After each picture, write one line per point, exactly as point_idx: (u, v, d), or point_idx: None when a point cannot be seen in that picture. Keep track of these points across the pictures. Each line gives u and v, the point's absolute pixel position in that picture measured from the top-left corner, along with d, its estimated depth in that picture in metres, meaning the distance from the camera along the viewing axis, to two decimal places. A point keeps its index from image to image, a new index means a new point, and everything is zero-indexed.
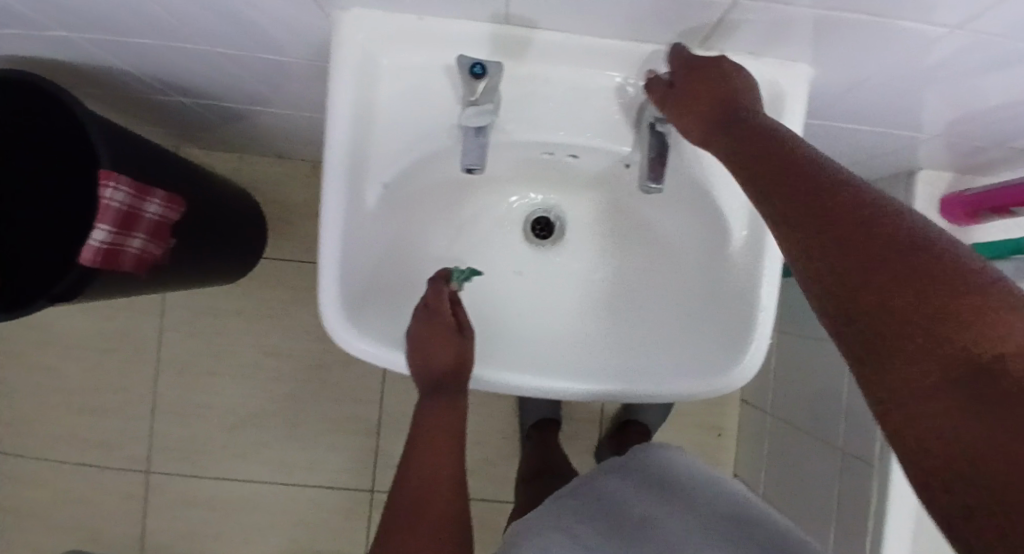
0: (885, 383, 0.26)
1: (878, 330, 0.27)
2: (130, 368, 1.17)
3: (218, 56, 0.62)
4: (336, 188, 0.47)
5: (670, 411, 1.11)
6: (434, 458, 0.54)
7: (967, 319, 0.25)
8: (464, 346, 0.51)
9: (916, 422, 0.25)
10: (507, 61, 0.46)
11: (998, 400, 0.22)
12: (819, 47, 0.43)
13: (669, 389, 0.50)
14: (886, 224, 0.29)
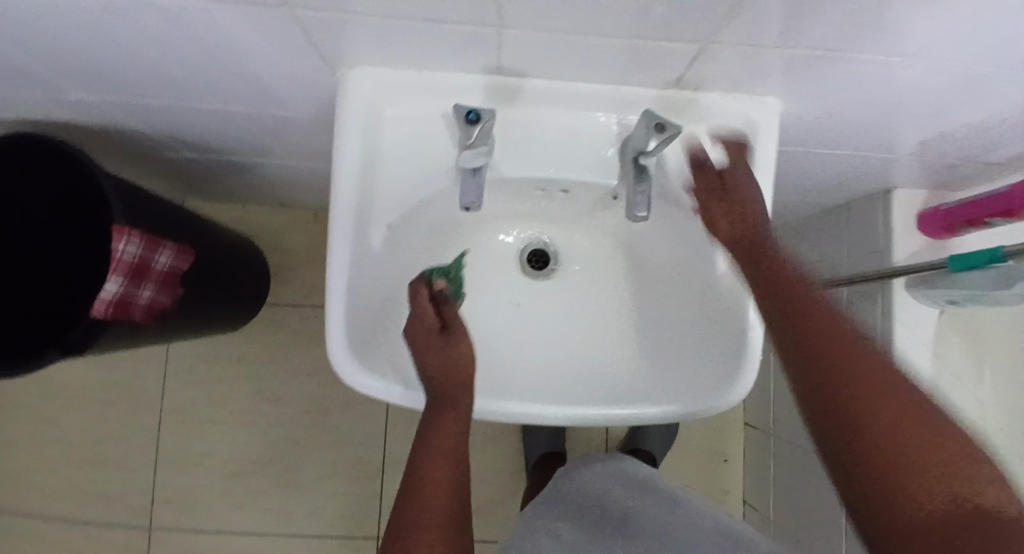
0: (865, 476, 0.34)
1: (856, 427, 0.35)
2: (133, 419, 1.17)
3: (229, 112, 0.66)
4: (344, 230, 0.50)
5: (675, 438, 1.11)
6: (433, 479, 0.47)
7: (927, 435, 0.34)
8: (450, 351, 0.49)
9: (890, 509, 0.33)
10: (501, 107, 0.50)
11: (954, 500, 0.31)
12: (786, 83, 0.47)
13: (670, 408, 0.51)
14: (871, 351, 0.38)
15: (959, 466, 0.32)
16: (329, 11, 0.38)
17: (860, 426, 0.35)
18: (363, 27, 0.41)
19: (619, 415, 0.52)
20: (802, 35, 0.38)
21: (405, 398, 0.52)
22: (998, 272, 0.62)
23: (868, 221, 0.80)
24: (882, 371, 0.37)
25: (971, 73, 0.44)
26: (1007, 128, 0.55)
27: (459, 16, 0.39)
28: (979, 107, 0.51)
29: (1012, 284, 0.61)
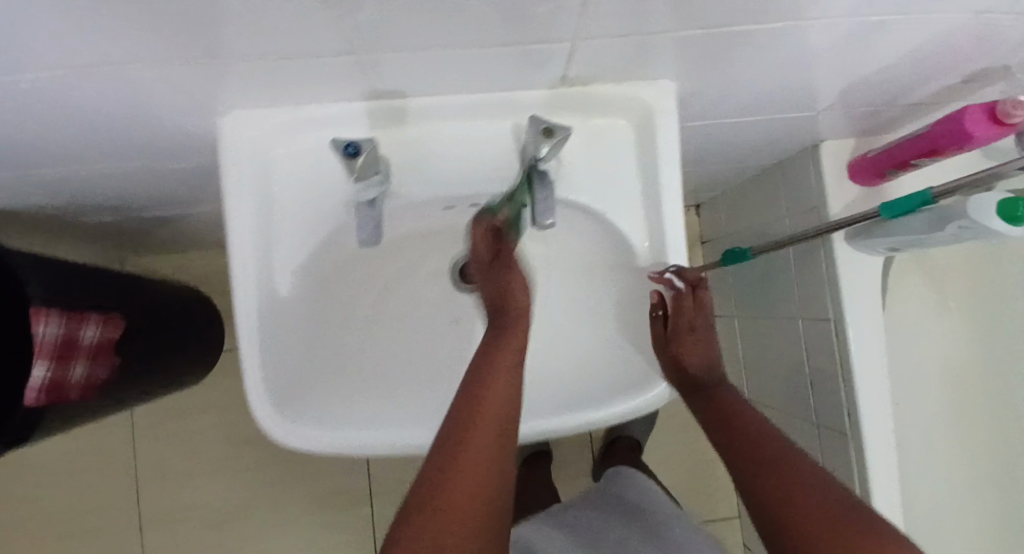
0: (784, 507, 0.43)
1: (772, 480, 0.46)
2: (108, 489, 1.13)
3: (124, 172, 0.62)
4: (247, 284, 0.47)
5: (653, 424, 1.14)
6: (491, 452, 0.41)
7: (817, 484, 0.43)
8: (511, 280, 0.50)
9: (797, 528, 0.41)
10: (387, 130, 0.47)
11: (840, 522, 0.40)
12: (677, 64, 0.44)
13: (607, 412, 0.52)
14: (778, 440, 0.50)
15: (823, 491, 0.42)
16: (164, 63, 0.35)
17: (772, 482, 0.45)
18: (214, 72, 0.38)
19: (572, 424, 0.52)
20: (676, 17, 0.36)
21: (339, 449, 0.49)
22: (930, 215, 0.59)
23: (803, 177, 0.79)
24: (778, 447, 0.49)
25: (860, 28, 0.42)
26: (917, 70, 0.54)
27: (308, 49, 0.36)
28: (883, 54, 0.49)
29: (943, 225, 0.57)
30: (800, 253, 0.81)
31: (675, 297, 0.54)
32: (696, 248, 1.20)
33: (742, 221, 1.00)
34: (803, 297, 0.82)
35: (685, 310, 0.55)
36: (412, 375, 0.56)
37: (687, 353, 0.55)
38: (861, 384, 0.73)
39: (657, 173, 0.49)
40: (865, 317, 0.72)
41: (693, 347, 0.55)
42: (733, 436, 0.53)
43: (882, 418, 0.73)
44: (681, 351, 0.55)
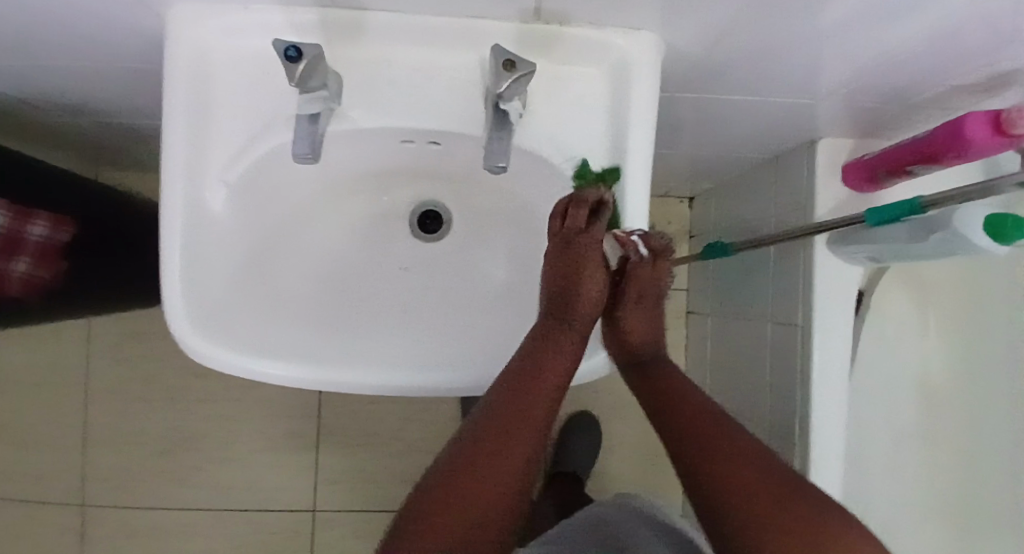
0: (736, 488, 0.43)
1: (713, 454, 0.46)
2: (58, 400, 1.12)
3: (80, 67, 0.59)
4: (173, 190, 0.44)
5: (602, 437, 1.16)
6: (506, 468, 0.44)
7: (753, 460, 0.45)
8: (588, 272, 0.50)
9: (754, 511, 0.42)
10: (342, 44, 0.44)
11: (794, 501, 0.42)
12: (662, 13, 0.41)
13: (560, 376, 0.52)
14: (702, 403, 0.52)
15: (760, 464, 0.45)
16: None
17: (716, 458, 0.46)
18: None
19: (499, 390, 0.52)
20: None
21: (257, 375, 0.46)
22: (914, 224, 0.55)
23: (795, 175, 0.75)
24: (705, 413, 0.50)
25: (866, 3, 0.38)
26: (926, 68, 0.50)
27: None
28: (889, 43, 0.46)
29: (926, 235, 0.53)
30: (779, 253, 0.78)
31: (635, 263, 0.53)
32: (684, 241, 1.17)
33: (731, 216, 0.97)
34: (776, 300, 0.79)
35: (641, 276, 0.54)
36: (349, 315, 0.53)
37: (629, 326, 0.56)
38: (818, 395, 0.71)
39: (624, 131, 0.46)
40: (833, 327, 0.70)
41: (639, 322, 0.56)
42: (664, 408, 0.53)
43: (832, 430, 0.71)
44: (624, 323, 0.56)
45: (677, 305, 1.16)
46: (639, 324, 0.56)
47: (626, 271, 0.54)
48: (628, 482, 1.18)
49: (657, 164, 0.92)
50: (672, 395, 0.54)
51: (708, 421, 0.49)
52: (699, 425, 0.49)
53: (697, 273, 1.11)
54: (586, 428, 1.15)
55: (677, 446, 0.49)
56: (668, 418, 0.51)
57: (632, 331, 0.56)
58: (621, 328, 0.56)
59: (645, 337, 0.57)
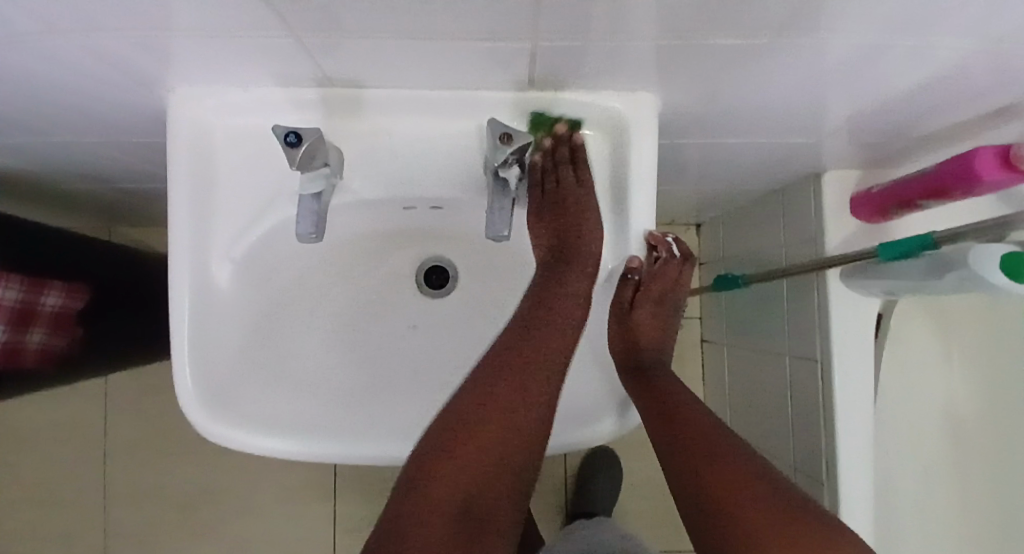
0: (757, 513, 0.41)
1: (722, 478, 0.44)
2: (77, 457, 1.13)
3: (94, 144, 0.60)
4: (179, 274, 0.44)
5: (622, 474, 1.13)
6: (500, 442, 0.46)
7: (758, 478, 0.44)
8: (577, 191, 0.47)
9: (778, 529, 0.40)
10: (342, 120, 0.45)
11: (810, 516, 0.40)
12: (659, 73, 0.40)
13: (559, 440, 0.49)
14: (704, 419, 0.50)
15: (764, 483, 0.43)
16: (99, 36, 0.32)
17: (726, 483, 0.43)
18: (158, 52, 0.35)
19: None
20: (661, 23, 0.31)
21: (268, 452, 0.47)
22: (928, 260, 0.54)
23: (802, 206, 0.74)
24: (703, 430, 0.48)
25: (867, 51, 0.37)
26: (935, 103, 0.49)
27: (245, 30, 0.32)
28: (893, 84, 0.45)
29: (943, 273, 0.52)
30: (792, 285, 0.77)
31: (664, 260, 0.53)
32: (694, 269, 1.16)
33: (740, 246, 0.96)
34: (793, 333, 0.78)
35: (665, 276, 0.54)
36: (358, 382, 0.53)
37: (641, 327, 0.54)
38: (843, 432, 0.68)
39: (624, 191, 0.47)
40: (853, 362, 0.68)
41: (650, 326, 0.55)
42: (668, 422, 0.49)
43: (861, 468, 0.69)
44: (636, 323, 0.54)
45: (691, 334, 1.14)
46: (648, 326, 0.55)
47: (655, 269, 0.53)
48: (650, 520, 1.15)
49: (662, 197, 0.92)
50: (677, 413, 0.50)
51: (711, 435, 0.48)
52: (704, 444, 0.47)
53: (710, 302, 1.10)
54: (605, 466, 1.12)
55: (676, 467, 0.47)
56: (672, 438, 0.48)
57: (640, 331, 0.54)
58: (632, 327, 0.54)
59: (651, 340, 0.55)
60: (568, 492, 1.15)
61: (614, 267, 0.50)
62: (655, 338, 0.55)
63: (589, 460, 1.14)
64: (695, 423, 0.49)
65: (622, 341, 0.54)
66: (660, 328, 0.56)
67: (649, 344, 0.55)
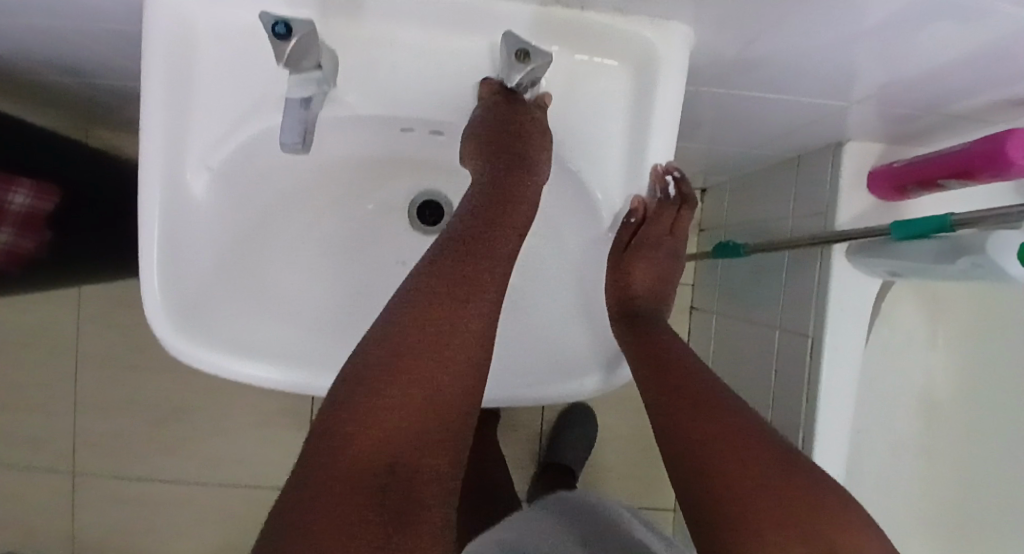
0: (756, 454, 0.39)
1: (713, 418, 0.42)
2: (49, 367, 1.10)
3: (60, 31, 0.54)
4: (150, 171, 0.40)
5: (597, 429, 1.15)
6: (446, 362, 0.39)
7: (738, 418, 0.43)
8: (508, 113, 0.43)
9: (780, 476, 0.38)
10: (337, 20, 0.39)
11: (796, 458, 0.40)
12: (700, 5, 0.36)
13: (546, 394, 0.47)
14: (687, 360, 0.49)
15: (745, 422, 0.42)
16: None
17: (719, 425, 0.42)
18: None
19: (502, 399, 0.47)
20: None
21: (244, 377, 0.45)
22: (941, 243, 0.52)
23: (818, 177, 0.71)
24: (686, 371, 0.47)
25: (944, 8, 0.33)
26: (986, 77, 0.45)
27: None
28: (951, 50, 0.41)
29: (954, 257, 0.50)
30: (795, 259, 0.75)
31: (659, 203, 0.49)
32: (692, 235, 1.14)
33: (744, 214, 0.94)
34: (786, 306, 0.77)
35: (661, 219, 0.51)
36: (342, 315, 0.50)
37: (634, 271, 0.52)
38: (823, 409, 0.69)
39: (644, 136, 0.43)
40: (845, 341, 0.67)
41: (643, 269, 0.53)
42: (658, 364, 0.48)
43: (835, 444, 0.69)
44: (629, 267, 0.52)
45: (681, 300, 1.14)
46: (645, 271, 0.53)
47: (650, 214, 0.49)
48: (617, 474, 1.18)
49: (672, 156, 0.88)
50: (665, 353, 0.49)
51: (695, 374, 0.47)
52: (688, 383, 0.46)
53: (705, 270, 1.08)
54: (580, 421, 1.14)
55: (660, 406, 0.46)
56: (659, 376, 0.47)
57: (634, 276, 0.53)
58: (625, 271, 0.52)
59: (645, 286, 0.53)
60: (541, 443, 1.17)
61: (620, 210, 0.45)
62: (648, 279, 0.53)
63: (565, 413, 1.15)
64: (680, 362, 0.48)
65: (614, 287, 0.52)
66: (657, 274, 0.54)
67: (642, 285, 0.53)
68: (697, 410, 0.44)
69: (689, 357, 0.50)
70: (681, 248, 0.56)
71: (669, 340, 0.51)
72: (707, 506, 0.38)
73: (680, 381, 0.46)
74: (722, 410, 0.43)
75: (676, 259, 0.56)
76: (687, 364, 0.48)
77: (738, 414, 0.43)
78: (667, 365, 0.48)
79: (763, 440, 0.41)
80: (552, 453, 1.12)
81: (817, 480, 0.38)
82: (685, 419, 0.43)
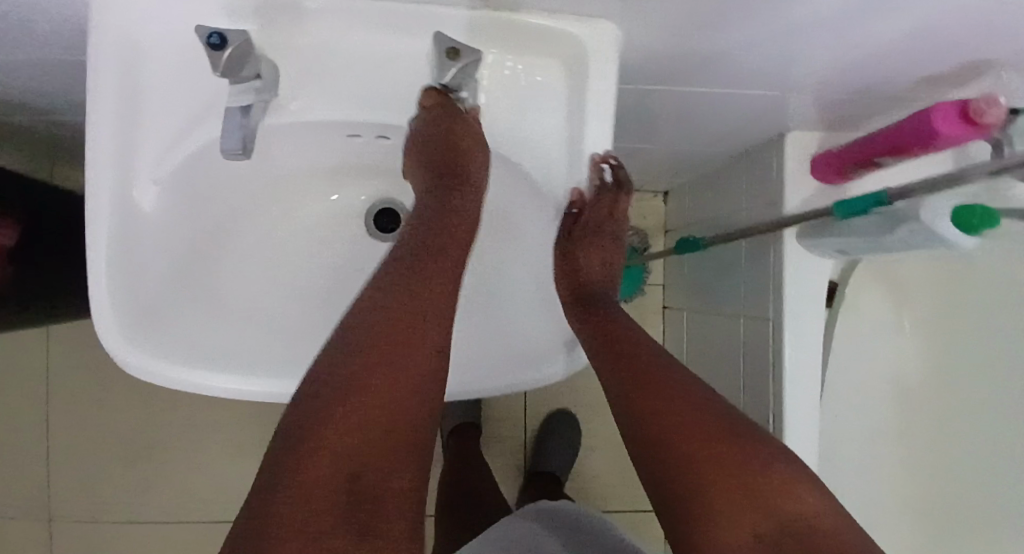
0: (706, 436, 0.42)
1: (665, 403, 0.44)
2: (17, 411, 1.07)
3: (10, 62, 0.54)
4: (100, 191, 0.40)
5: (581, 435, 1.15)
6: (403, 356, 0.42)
7: (687, 397, 0.44)
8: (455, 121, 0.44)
9: (727, 454, 0.40)
10: (276, 34, 0.41)
11: (740, 428, 0.43)
12: (621, 3, 0.38)
13: (515, 380, 0.48)
14: (636, 339, 0.50)
15: (693, 400, 0.44)
16: None
17: (670, 408, 0.44)
18: None
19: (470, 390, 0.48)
20: None
21: (199, 386, 0.45)
22: (881, 216, 0.54)
23: (765, 168, 0.74)
24: (636, 352, 0.48)
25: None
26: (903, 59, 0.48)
27: None
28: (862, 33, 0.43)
29: (894, 228, 0.52)
30: (753, 248, 0.77)
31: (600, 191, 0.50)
32: (660, 236, 1.16)
33: (704, 211, 0.96)
34: (748, 295, 0.79)
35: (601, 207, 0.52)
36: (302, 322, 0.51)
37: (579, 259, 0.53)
38: (791, 392, 0.70)
39: (581, 129, 0.44)
40: (805, 324, 0.69)
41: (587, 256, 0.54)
42: (611, 349, 0.49)
43: (806, 428, 0.70)
44: (575, 256, 0.53)
45: (654, 301, 1.15)
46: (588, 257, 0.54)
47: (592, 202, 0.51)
48: (604, 481, 1.17)
49: (630, 158, 0.90)
50: (615, 337, 0.50)
51: (644, 355, 0.48)
52: (639, 367, 0.47)
53: (675, 269, 1.10)
54: (564, 428, 1.14)
55: (615, 393, 0.47)
56: (613, 363, 0.48)
57: (580, 264, 0.53)
58: (572, 260, 0.53)
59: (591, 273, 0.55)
60: (526, 453, 1.16)
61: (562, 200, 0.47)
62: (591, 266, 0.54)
63: (548, 421, 1.15)
64: (630, 343, 0.49)
65: (566, 276, 0.52)
66: (600, 260, 0.56)
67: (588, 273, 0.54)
68: (649, 395, 0.45)
69: (638, 335, 0.51)
70: (620, 232, 0.58)
71: (617, 320, 0.52)
72: (664, 480, 0.42)
73: (631, 365, 0.47)
74: (672, 391, 0.45)
75: (617, 241, 0.58)
76: (636, 344, 0.49)
77: (686, 392, 0.45)
78: (618, 349, 0.49)
79: (712, 417, 0.43)
80: (536, 463, 1.11)
81: (759, 449, 0.41)
82: (639, 407, 0.45)
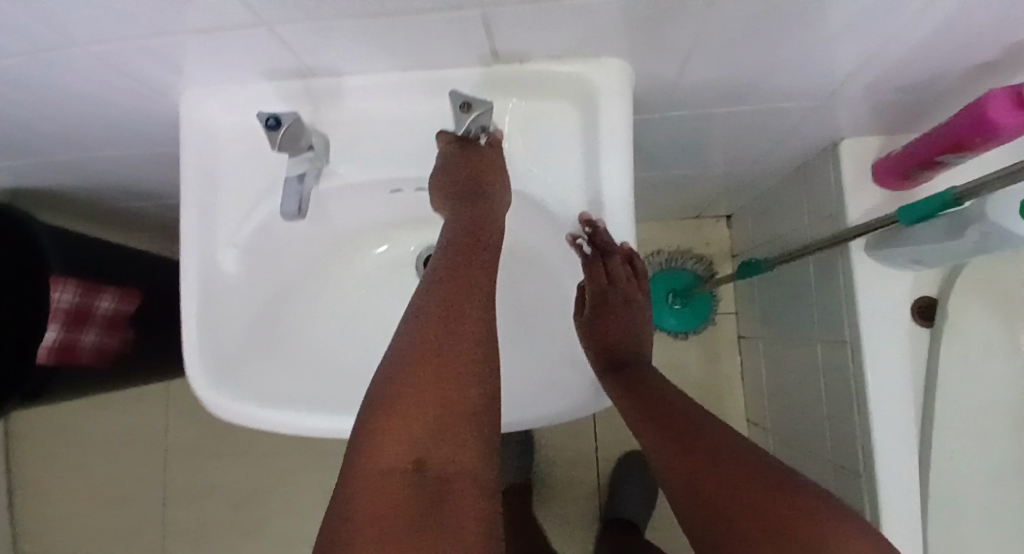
0: (746, 489, 0.43)
1: (704, 462, 0.46)
2: (143, 458, 1.22)
3: (135, 160, 0.67)
4: (190, 259, 0.49)
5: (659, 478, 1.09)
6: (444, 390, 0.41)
7: (725, 453, 0.46)
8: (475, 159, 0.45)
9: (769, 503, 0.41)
10: (326, 111, 0.48)
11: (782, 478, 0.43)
12: (621, 39, 0.40)
13: (559, 410, 0.49)
14: (674, 402, 0.53)
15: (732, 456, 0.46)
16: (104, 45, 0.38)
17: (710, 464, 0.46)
18: (160, 55, 0.40)
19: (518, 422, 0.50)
20: None
21: (270, 425, 0.49)
22: (949, 219, 0.49)
23: (822, 181, 0.70)
24: (674, 414, 0.51)
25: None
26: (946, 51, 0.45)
27: (229, 23, 0.36)
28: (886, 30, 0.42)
29: (961, 230, 0.47)
30: (821, 266, 0.72)
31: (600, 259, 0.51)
32: (726, 262, 1.12)
33: (768, 233, 0.92)
34: (821, 317, 0.73)
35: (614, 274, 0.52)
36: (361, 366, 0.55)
37: (608, 327, 0.54)
38: (880, 421, 0.62)
39: (598, 160, 0.46)
40: (888, 344, 0.62)
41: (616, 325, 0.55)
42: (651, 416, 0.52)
43: (905, 461, 0.62)
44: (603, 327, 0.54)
45: (726, 331, 1.10)
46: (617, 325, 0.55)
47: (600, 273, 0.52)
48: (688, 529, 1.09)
49: (679, 186, 0.90)
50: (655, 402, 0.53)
51: (681, 417, 0.51)
52: (677, 427, 0.50)
53: (744, 296, 1.05)
54: (639, 471, 1.08)
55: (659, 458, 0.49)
56: (653, 426, 0.51)
57: (609, 332, 0.55)
58: (599, 331, 0.54)
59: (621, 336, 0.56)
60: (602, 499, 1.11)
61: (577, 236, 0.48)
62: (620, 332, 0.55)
63: (623, 464, 1.10)
64: (669, 406, 0.52)
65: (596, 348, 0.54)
66: (629, 325, 0.56)
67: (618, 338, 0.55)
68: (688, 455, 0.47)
69: (676, 399, 0.54)
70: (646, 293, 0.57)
71: (656, 386, 0.55)
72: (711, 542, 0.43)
73: (671, 427, 0.50)
74: (710, 449, 0.47)
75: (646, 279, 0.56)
76: (674, 406, 0.52)
77: (723, 448, 0.47)
78: (658, 413, 0.52)
79: (751, 469, 0.44)
80: (612, 508, 1.06)
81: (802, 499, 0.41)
82: (680, 464, 0.47)
